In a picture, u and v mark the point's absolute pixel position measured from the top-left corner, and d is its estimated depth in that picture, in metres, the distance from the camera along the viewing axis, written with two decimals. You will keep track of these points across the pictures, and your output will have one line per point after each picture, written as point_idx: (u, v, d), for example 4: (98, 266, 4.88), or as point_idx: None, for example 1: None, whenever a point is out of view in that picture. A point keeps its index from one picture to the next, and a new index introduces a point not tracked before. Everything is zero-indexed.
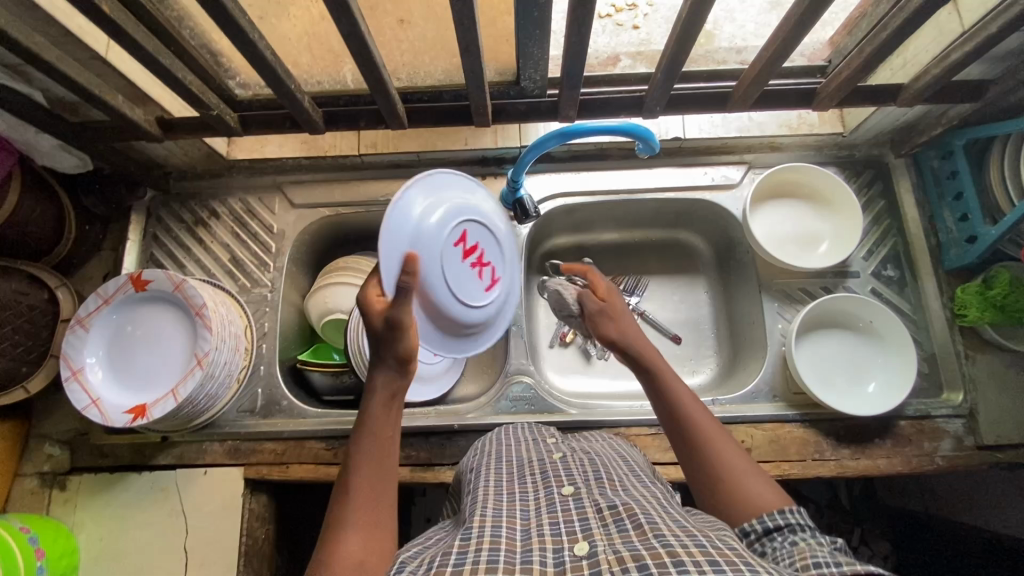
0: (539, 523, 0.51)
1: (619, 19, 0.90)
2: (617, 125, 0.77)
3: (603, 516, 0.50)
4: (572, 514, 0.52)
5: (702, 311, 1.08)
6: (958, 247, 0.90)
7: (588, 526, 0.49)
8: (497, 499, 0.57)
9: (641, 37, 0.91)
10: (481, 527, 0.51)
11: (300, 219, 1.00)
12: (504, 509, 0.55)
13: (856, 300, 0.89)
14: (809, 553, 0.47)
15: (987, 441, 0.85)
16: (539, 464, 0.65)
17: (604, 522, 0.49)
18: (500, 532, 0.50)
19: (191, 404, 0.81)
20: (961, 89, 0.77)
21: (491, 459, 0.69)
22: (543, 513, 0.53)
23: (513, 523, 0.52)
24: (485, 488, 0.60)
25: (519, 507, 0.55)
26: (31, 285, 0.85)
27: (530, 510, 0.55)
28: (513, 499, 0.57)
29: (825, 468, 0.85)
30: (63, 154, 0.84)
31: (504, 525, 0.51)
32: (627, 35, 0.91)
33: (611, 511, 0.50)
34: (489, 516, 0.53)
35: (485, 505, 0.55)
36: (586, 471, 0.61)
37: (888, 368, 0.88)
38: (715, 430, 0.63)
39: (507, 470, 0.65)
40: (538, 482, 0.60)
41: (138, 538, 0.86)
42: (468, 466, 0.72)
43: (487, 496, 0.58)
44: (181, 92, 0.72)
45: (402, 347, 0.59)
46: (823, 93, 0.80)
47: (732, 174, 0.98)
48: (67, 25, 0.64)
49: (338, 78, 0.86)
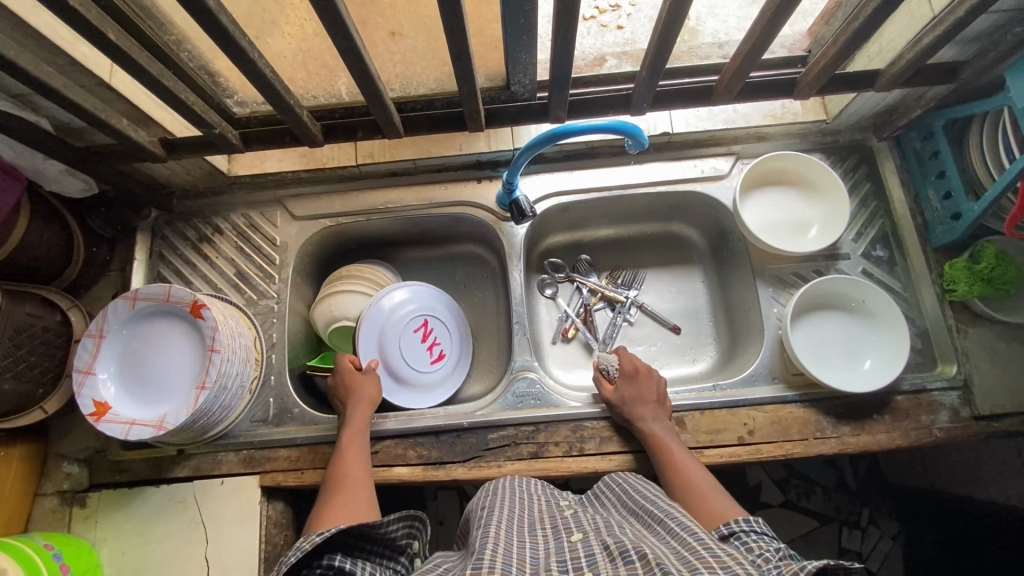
0: (550, 562, 0.58)
1: (603, 21, 0.97)
2: (606, 124, 0.80)
3: (610, 552, 0.56)
4: (580, 553, 0.58)
5: (698, 301, 1.11)
6: (944, 224, 0.93)
7: (595, 561, 0.56)
8: (508, 538, 0.61)
9: (625, 36, 0.96)
10: (491, 560, 0.56)
11: (302, 231, 1.02)
12: (515, 551, 0.59)
13: (846, 281, 0.92)
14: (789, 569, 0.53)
15: (983, 410, 0.87)
16: (550, 516, 0.70)
17: (611, 557, 0.56)
18: (510, 568, 0.56)
19: (206, 414, 0.84)
20: (935, 71, 0.80)
21: (504, 497, 0.73)
22: (552, 556, 0.59)
23: (522, 565, 0.58)
24: (495, 525, 0.64)
25: (530, 552, 0.61)
26: (45, 308, 0.87)
27: (540, 557, 0.60)
28: (525, 544, 0.62)
29: (827, 446, 0.87)
30: (69, 178, 0.87)
31: (513, 565, 0.57)
32: (613, 35, 0.97)
33: (617, 547, 0.57)
34: (499, 552, 0.58)
35: (495, 540, 0.60)
36: (594, 521, 0.66)
37: (882, 346, 0.91)
38: (695, 473, 0.78)
39: (518, 511, 0.70)
40: (549, 530, 0.65)
41: (161, 551, 0.87)
42: (479, 505, 0.74)
43: (497, 533, 0.62)
44: (185, 112, 0.74)
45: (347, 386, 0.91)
46: (804, 83, 0.83)
47: (721, 165, 1.01)
48: (72, 53, 0.66)
49: (333, 91, 0.89)
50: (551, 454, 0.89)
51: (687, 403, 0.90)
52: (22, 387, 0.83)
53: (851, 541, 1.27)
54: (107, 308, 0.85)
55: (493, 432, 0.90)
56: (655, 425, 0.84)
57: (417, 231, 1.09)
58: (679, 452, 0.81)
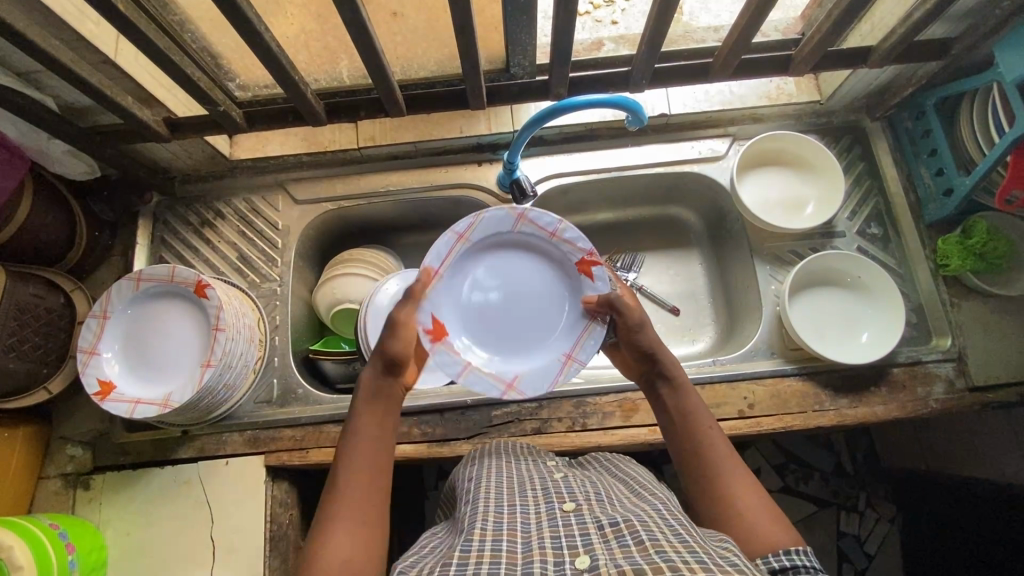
0: (542, 538, 0.55)
1: (598, 16, 0.98)
2: (606, 98, 0.81)
3: (605, 533, 0.54)
4: (574, 530, 0.56)
5: (697, 282, 1.12)
6: (936, 201, 0.94)
7: (590, 541, 0.54)
8: (497, 510, 0.61)
9: (620, 30, 0.98)
10: (480, 540, 0.55)
11: (305, 215, 1.03)
12: (505, 521, 0.59)
13: (842, 255, 0.93)
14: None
15: (978, 381, 0.89)
16: (540, 480, 0.69)
17: (606, 538, 0.54)
18: (501, 545, 0.54)
19: (211, 393, 0.84)
20: (926, 48, 0.82)
21: (491, 467, 0.74)
22: (543, 527, 0.57)
23: (514, 535, 0.56)
24: (485, 499, 0.64)
25: (520, 519, 0.59)
26: (49, 289, 0.87)
27: (531, 523, 0.59)
28: (514, 511, 0.61)
29: (826, 417, 0.88)
30: (73, 159, 0.88)
31: (504, 538, 0.56)
32: (607, 30, 0.98)
33: (613, 529, 0.54)
34: (488, 529, 0.57)
35: (485, 516, 0.59)
36: (587, 491, 0.65)
37: (879, 319, 0.92)
38: (728, 467, 0.64)
39: (507, 482, 0.69)
40: (539, 495, 0.65)
41: (166, 532, 0.88)
42: (466, 475, 0.75)
43: (486, 507, 0.62)
44: (190, 88, 0.75)
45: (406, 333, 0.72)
46: (798, 59, 0.84)
47: (718, 146, 1.02)
48: (78, 28, 0.67)
49: (335, 74, 0.90)
50: (554, 430, 0.90)
51: (688, 378, 0.91)
52: (26, 367, 0.83)
53: (849, 524, 1.28)
54: (111, 289, 0.85)
55: (497, 409, 0.91)
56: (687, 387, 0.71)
57: (418, 216, 1.10)
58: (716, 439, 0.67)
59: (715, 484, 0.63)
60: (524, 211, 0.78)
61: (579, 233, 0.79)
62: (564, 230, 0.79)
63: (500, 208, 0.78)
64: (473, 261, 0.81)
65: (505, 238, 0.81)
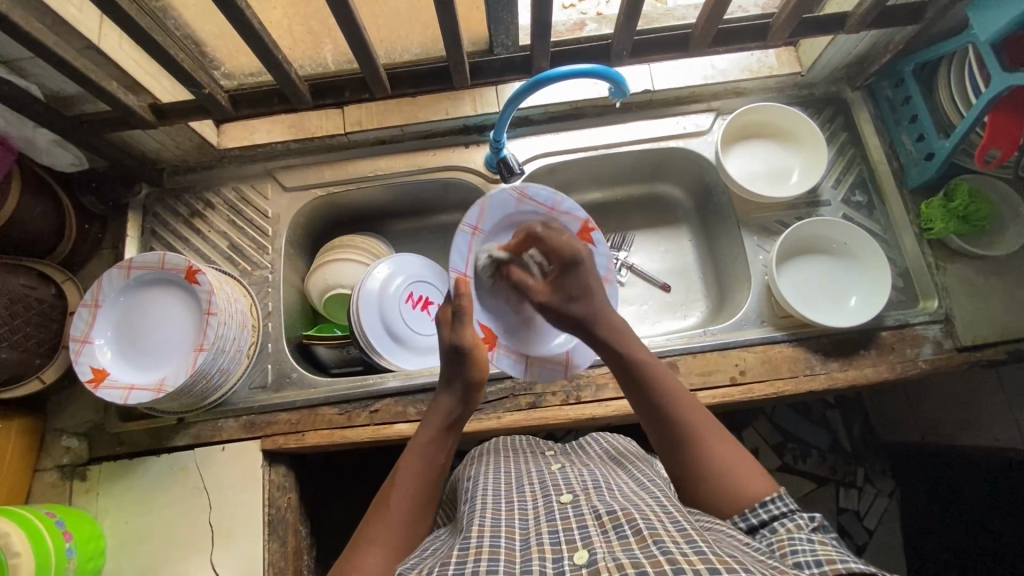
0: (540, 534, 0.55)
1: (582, 9, 0.99)
2: (589, 68, 0.82)
3: (602, 523, 0.54)
4: (571, 522, 0.56)
5: (686, 258, 1.13)
6: (917, 166, 0.95)
7: (588, 534, 0.53)
8: (496, 508, 0.61)
9: (601, 13, 0.98)
10: (479, 537, 0.55)
11: (294, 202, 1.04)
12: (503, 518, 0.59)
13: (826, 222, 0.94)
14: (788, 545, 0.52)
15: (966, 341, 0.89)
16: (537, 474, 0.70)
17: (603, 529, 0.53)
18: (499, 542, 0.54)
19: (205, 377, 0.84)
20: (901, 12, 0.84)
21: (491, 462, 0.75)
22: (541, 523, 0.57)
23: (511, 533, 0.56)
24: (482, 497, 0.64)
25: (518, 516, 0.60)
26: (39, 281, 0.88)
27: (529, 519, 0.59)
28: (512, 508, 0.61)
29: (817, 382, 0.89)
30: (60, 150, 0.88)
31: (503, 536, 0.55)
32: (589, 13, 0.99)
33: (610, 518, 0.54)
34: (487, 526, 0.57)
35: (483, 514, 0.59)
36: (585, 481, 0.65)
37: (866, 283, 0.94)
38: (697, 424, 0.65)
39: (504, 479, 0.69)
40: (537, 490, 0.65)
41: (166, 519, 0.88)
42: (465, 473, 0.76)
43: (485, 505, 0.62)
44: (174, 69, 0.76)
45: (469, 373, 0.75)
46: (776, 26, 0.85)
47: (702, 121, 1.03)
48: (59, 12, 0.68)
49: (319, 59, 0.91)
50: (548, 404, 0.91)
51: (679, 347, 0.91)
52: (17, 357, 0.83)
53: (848, 501, 1.26)
54: (102, 278, 0.86)
55: (493, 385, 0.92)
56: (636, 351, 0.74)
57: (406, 200, 1.11)
58: (676, 397, 0.68)
59: (687, 446, 0.64)
60: (524, 190, 0.89)
61: (575, 204, 0.92)
62: (561, 202, 0.91)
63: (503, 193, 0.88)
64: (491, 248, 0.91)
65: (514, 217, 0.91)
